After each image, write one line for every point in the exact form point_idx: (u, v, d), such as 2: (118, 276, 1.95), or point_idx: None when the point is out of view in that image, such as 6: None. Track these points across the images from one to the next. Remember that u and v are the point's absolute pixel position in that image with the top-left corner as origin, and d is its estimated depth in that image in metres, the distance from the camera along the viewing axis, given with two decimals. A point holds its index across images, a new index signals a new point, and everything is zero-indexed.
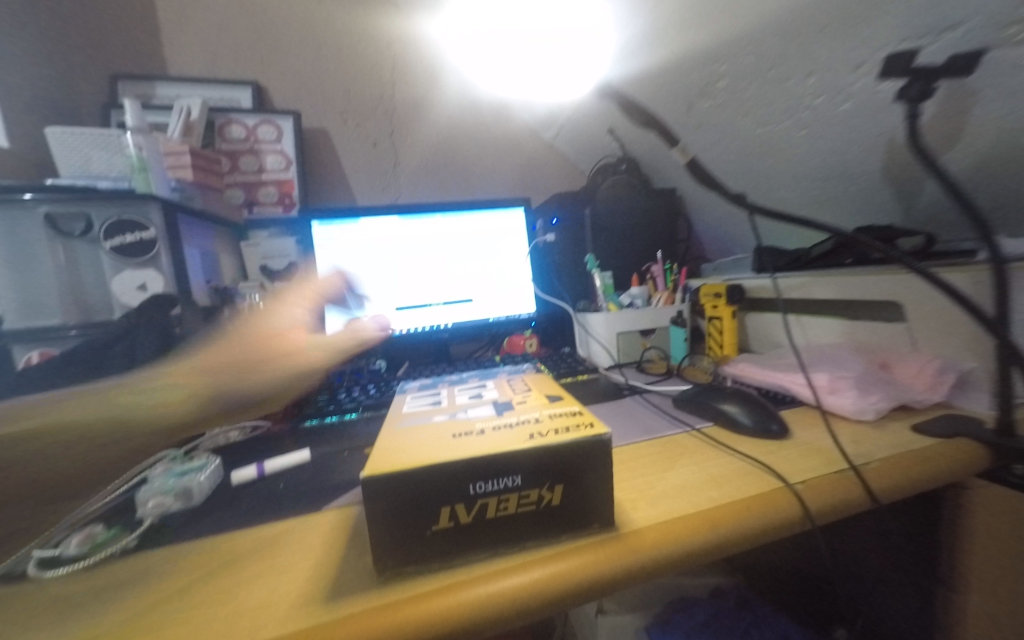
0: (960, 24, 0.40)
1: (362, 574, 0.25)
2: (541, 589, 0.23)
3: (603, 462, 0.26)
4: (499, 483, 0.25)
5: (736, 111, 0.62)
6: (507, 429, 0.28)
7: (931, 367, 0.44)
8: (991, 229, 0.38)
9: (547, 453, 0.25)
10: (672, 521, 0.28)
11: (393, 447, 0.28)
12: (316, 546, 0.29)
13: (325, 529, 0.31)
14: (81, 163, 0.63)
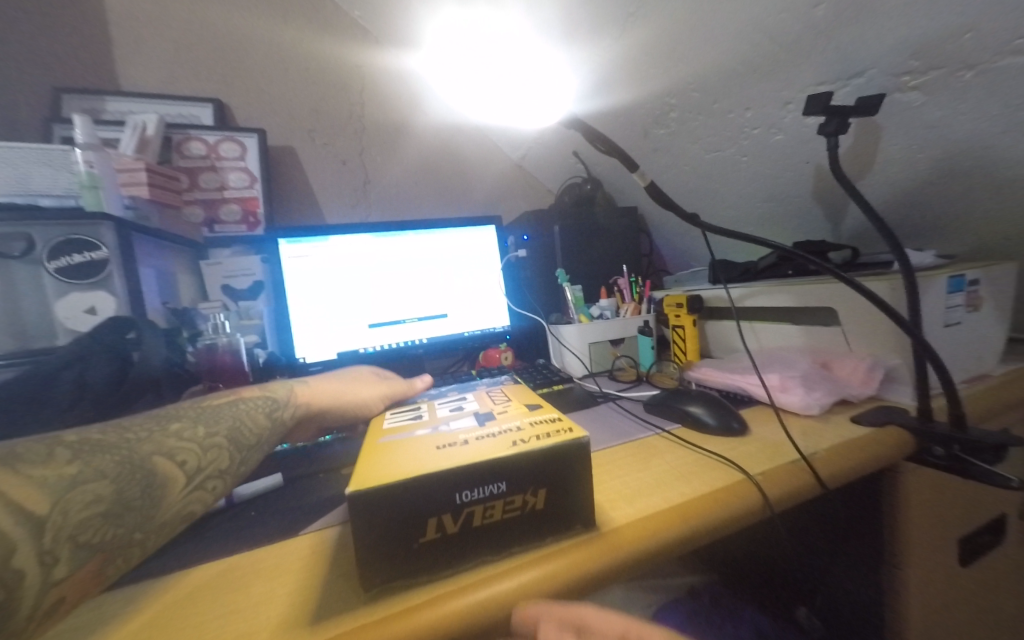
0: (864, 71, 0.47)
1: (345, 596, 0.25)
2: (529, 591, 0.24)
3: (583, 465, 0.28)
4: (485, 491, 0.26)
5: (687, 139, 0.68)
6: (491, 438, 0.29)
7: (863, 365, 0.49)
8: (901, 244, 0.44)
9: (532, 457, 0.26)
10: (648, 517, 0.29)
11: (376, 461, 0.27)
12: (294, 570, 0.28)
13: (302, 553, 0.30)
14: (19, 180, 0.58)
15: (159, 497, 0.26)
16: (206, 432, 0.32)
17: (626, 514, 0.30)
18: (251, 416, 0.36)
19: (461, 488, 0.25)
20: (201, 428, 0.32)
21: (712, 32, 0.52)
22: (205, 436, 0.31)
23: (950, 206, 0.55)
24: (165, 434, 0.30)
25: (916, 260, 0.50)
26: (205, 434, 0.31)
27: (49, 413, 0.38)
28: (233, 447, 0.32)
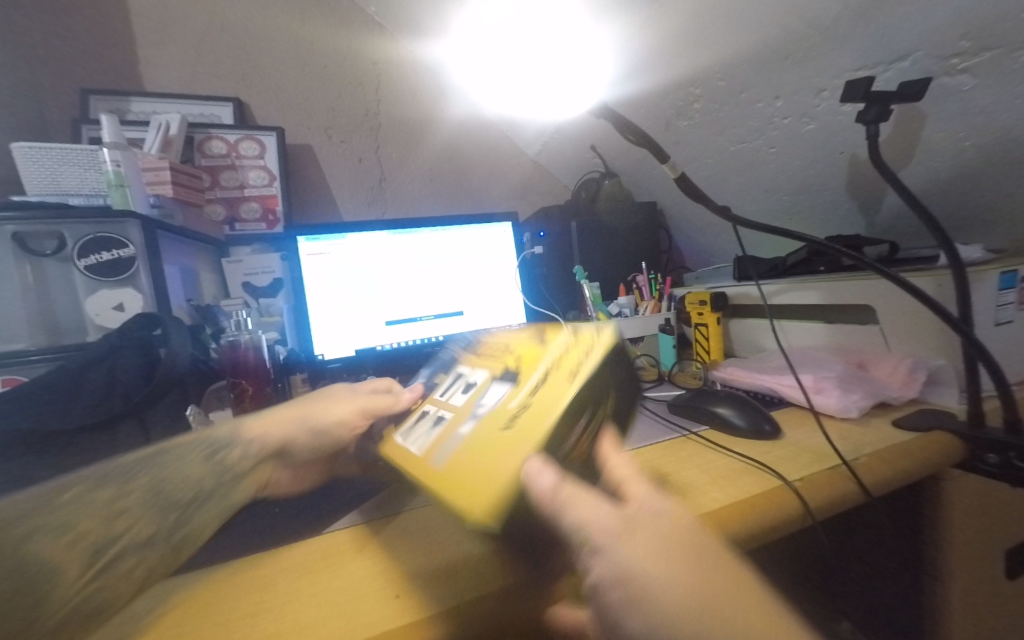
0: (908, 55, 0.44)
1: (386, 596, 0.23)
2: None
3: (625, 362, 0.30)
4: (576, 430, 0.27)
5: (711, 130, 0.66)
6: (542, 389, 0.29)
7: (903, 366, 0.47)
8: (951, 238, 0.41)
9: (597, 374, 0.28)
10: None
11: (454, 485, 0.26)
12: (306, 567, 0.27)
13: (317, 550, 0.29)
14: (49, 180, 0.60)
15: (49, 585, 0.20)
16: (116, 493, 0.27)
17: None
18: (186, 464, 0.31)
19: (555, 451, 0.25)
20: (117, 489, 0.27)
21: (742, 17, 0.50)
22: (114, 500, 0.26)
23: (999, 197, 0.51)
24: (54, 512, 0.24)
25: (962, 254, 0.47)
26: (112, 497, 0.26)
27: (79, 409, 0.38)
28: (154, 508, 0.27)
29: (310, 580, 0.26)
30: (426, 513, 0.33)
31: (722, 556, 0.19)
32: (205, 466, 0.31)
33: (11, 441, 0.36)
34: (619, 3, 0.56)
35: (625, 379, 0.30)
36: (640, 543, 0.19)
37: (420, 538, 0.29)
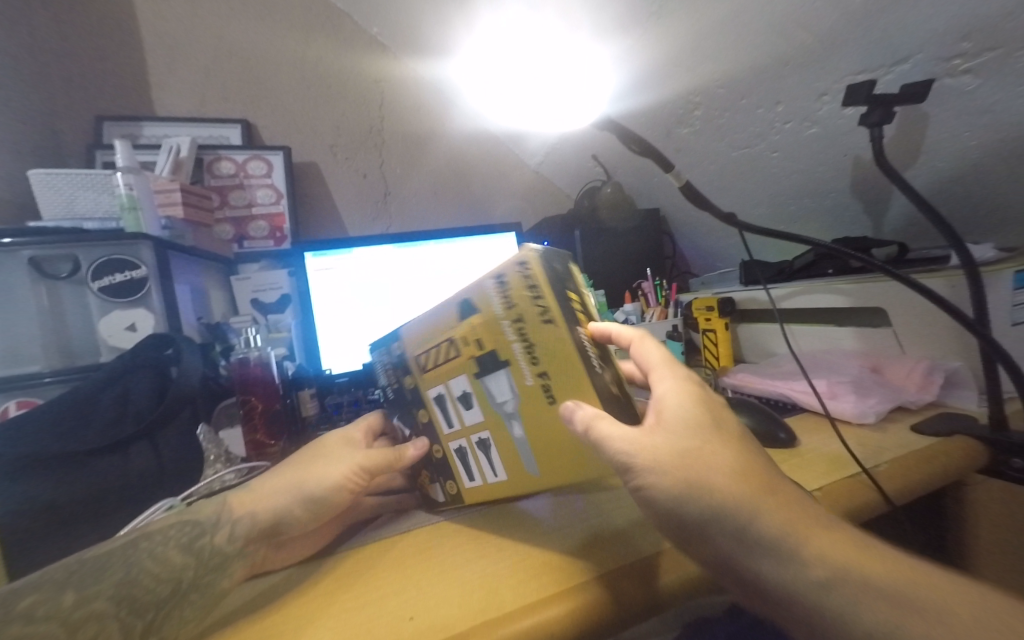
0: (908, 58, 0.44)
1: (399, 619, 0.22)
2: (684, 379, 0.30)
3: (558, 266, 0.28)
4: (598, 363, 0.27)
5: (713, 137, 0.66)
6: (526, 346, 0.27)
7: (919, 369, 0.46)
8: (962, 238, 0.41)
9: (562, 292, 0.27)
10: None
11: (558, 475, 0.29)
12: (297, 593, 0.26)
13: (309, 578, 0.28)
14: (65, 205, 0.61)
15: None
16: (79, 600, 0.22)
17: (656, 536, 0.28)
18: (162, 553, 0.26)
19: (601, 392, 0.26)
20: (63, 593, 0.22)
21: (740, 26, 0.50)
22: (74, 610, 0.21)
23: (1009, 195, 0.51)
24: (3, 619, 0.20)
25: (975, 254, 0.47)
26: (73, 604, 0.21)
27: (93, 430, 0.39)
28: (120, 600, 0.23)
29: (300, 608, 0.25)
30: (435, 536, 0.32)
31: (727, 434, 0.25)
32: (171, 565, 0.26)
33: (28, 464, 0.36)
34: (616, 17, 0.57)
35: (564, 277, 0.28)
36: (673, 445, 0.23)
37: (423, 564, 0.28)
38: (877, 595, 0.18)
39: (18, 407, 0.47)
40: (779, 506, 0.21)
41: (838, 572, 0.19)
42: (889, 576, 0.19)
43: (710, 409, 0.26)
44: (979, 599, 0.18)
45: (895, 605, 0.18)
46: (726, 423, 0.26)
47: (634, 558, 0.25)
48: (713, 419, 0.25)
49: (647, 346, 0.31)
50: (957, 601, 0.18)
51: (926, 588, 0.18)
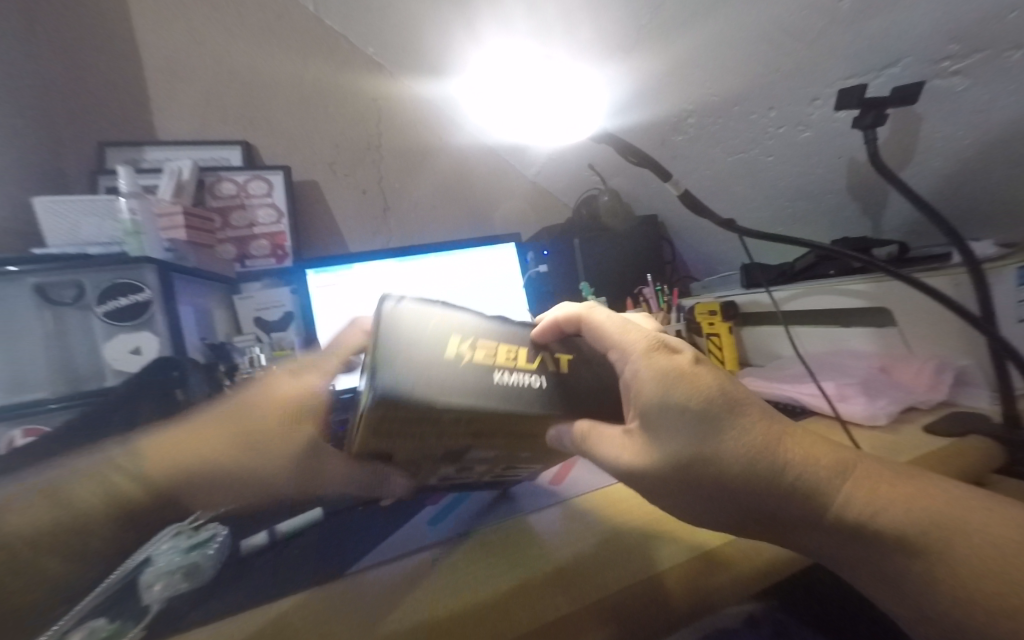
0: (898, 61, 0.45)
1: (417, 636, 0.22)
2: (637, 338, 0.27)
3: (398, 355, 0.21)
4: (535, 381, 0.26)
5: (708, 143, 0.66)
6: (468, 440, 0.24)
7: (928, 368, 0.46)
8: (961, 236, 0.41)
9: (447, 384, 0.21)
10: (730, 546, 0.28)
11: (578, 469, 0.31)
12: (303, 618, 0.25)
13: (310, 600, 0.27)
14: (69, 231, 0.62)
15: None
16: None
17: (670, 553, 0.27)
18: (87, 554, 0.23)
19: (566, 401, 0.26)
20: None
21: (730, 36, 0.51)
22: None
23: (1007, 191, 0.51)
24: None
25: (976, 252, 0.47)
26: None
27: None
28: None
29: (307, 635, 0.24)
30: (443, 555, 0.31)
31: (716, 413, 0.23)
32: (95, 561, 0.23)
33: None
34: (608, 31, 0.58)
35: (408, 356, 0.21)
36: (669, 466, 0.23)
37: (437, 587, 0.27)
38: (902, 532, 0.21)
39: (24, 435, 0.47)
40: (798, 477, 0.22)
41: (867, 521, 0.21)
42: (905, 506, 0.22)
43: (695, 385, 0.24)
44: (971, 508, 0.22)
45: (917, 536, 0.21)
46: (714, 395, 0.24)
47: (652, 573, 0.25)
48: (709, 414, 0.23)
49: (596, 316, 0.29)
50: (956, 511, 0.22)
51: (934, 506, 0.22)
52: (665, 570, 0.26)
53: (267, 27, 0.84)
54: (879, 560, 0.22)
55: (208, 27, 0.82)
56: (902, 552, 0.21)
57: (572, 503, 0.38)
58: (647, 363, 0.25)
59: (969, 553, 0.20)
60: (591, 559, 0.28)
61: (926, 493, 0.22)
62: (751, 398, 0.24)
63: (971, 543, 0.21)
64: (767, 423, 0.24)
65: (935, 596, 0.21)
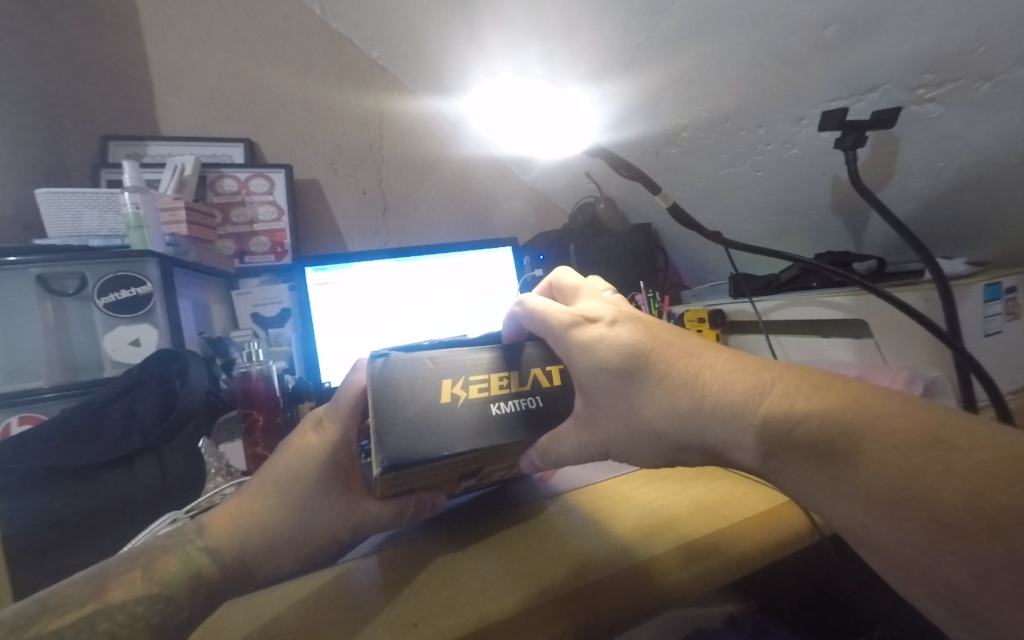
0: (877, 86, 0.47)
1: (404, 624, 0.24)
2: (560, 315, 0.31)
3: (401, 418, 0.26)
4: (531, 401, 0.31)
5: (700, 157, 0.68)
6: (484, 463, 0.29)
7: (901, 378, 0.48)
8: (932, 255, 0.43)
9: (446, 431, 0.26)
10: (705, 538, 0.30)
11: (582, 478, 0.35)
12: (307, 603, 0.27)
13: (313, 588, 0.29)
14: (70, 222, 0.63)
15: None
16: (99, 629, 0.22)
17: (653, 544, 0.30)
18: (122, 586, 0.25)
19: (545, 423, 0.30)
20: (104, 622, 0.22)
21: (720, 57, 0.53)
22: None
23: (978, 212, 0.54)
24: None
25: (946, 269, 0.49)
26: None
27: (101, 445, 0.39)
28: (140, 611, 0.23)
29: (308, 620, 0.25)
30: (436, 546, 0.33)
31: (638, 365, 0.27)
32: (121, 593, 0.24)
33: (36, 480, 0.37)
34: (605, 47, 0.60)
35: (400, 418, 0.26)
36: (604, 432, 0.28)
37: (437, 570, 0.30)
38: (816, 435, 0.20)
39: (21, 423, 0.47)
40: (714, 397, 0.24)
41: (784, 428, 0.21)
42: (825, 407, 0.21)
43: (612, 347, 0.28)
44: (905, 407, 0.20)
45: (832, 434, 0.20)
46: (633, 347, 0.27)
47: (641, 559, 0.28)
48: (621, 366, 0.27)
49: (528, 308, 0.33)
50: (882, 410, 0.20)
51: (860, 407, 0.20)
52: (655, 558, 0.28)
53: (273, 28, 0.86)
54: (803, 467, 0.21)
55: (214, 26, 0.83)
56: (821, 456, 0.20)
57: (560, 499, 0.39)
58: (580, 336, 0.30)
59: (893, 446, 0.19)
60: (586, 548, 0.30)
61: (857, 397, 0.21)
62: (675, 342, 0.27)
63: (888, 436, 0.19)
64: (696, 362, 0.26)
65: (856, 498, 0.19)
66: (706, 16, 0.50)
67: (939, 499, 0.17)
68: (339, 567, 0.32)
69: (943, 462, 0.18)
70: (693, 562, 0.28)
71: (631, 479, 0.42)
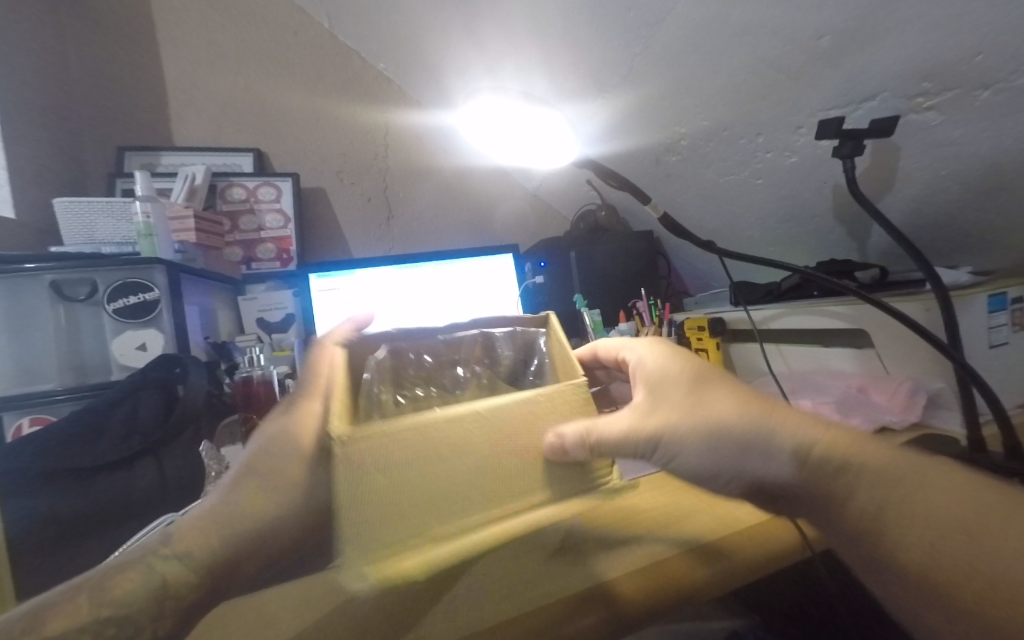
0: (875, 96, 0.47)
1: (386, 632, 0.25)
2: (696, 398, 0.30)
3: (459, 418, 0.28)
4: (475, 374, 0.37)
5: (699, 165, 0.68)
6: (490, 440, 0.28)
7: (903, 389, 0.48)
8: (933, 266, 0.43)
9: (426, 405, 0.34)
10: (691, 553, 0.30)
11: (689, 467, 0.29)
12: (321, 603, 0.28)
13: (307, 590, 0.30)
14: (85, 230, 0.65)
15: None
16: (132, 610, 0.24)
17: (657, 550, 0.31)
18: None
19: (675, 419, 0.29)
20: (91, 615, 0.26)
21: (716, 68, 0.53)
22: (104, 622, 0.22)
23: (977, 218, 0.54)
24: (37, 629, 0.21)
25: (949, 278, 0.49)
26: None
27: (104, 447, 0.40)
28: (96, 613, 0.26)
29: (303, 621, 0.27)
30: None
31: (755, 460, 0.27)
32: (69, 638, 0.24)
33: (40, 481, 0.38)
34: (600, 59, 0.60)
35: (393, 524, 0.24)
36: (665, 408, 0.30)
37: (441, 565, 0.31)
38: (935, 564, 0.20)
39: (31, 424, 0.49)
40: (896, 545, 0.22)
41: (946, 551, 0.20)
42: (888, 507, 0.22)
43: (689, 418, 0.29)
44: (966, 490, 0.22)
45: (900, 558, 0.21)
46: (765, 428, 0.27)
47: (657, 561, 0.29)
48: (728, 396, 0.29)
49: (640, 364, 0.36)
50: (922, 497, 0.22)
51: (910, 495, 0.22)
52: (644, 566, 0.29)
53: (283, 41, 0.88)
54: (875, 575, 0.23)
55: (225, 41, 0.86)
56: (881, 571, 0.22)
57: None
58: (673, 417, 0.29)
59: (927, 566, 0.21)
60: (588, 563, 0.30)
61: (927, 477, 0.23)
62: (776, 414, 0.28)
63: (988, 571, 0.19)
64: (797, 431, 0.27)
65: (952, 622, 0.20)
66: (700, 29, 0.50)
67: (986, 611, 0.19)
68: (331, 572, 0.32)
69: (968, 582, 0.19)
70: (681, 573, 0.28)
71: (629, 487, 0.43)
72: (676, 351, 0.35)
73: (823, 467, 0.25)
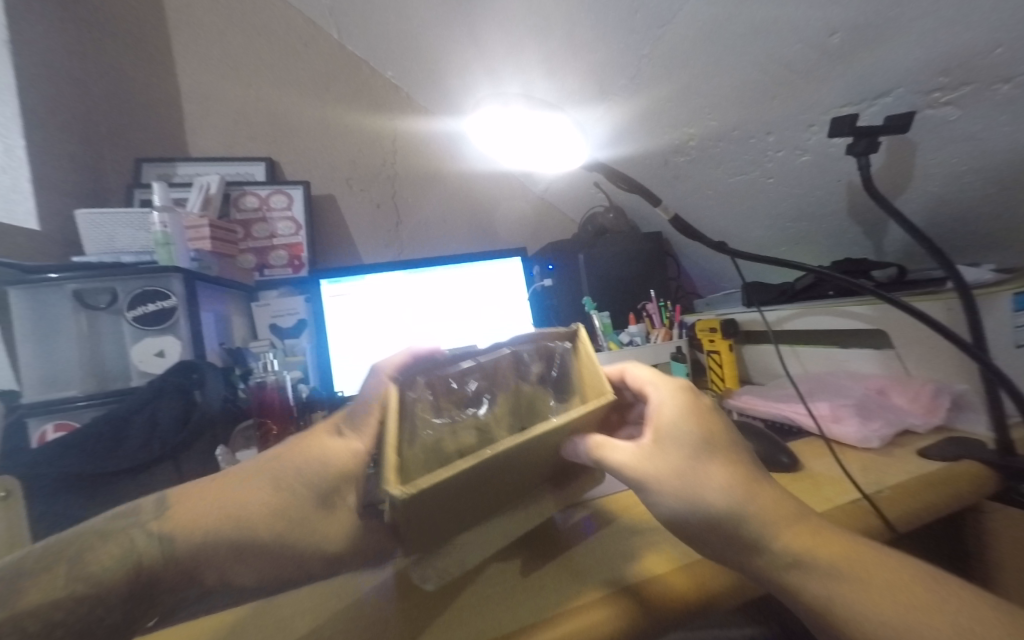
0: (889, 92, 0.46)
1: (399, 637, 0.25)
2: (705, 454, 0.29)
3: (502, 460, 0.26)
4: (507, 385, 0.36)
5: (709, 166, 0.68)
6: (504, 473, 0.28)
7: (924, 391, 0.47)
8: (955, 264, 0.42)
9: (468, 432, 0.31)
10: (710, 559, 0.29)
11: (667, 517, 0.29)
12: (337, 608, 0.29)
13: (322, 595, 0.30)
14: (106, 240, 0.67)
15: None
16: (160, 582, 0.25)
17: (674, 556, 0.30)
18: None
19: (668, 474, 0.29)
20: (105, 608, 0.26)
21: (725, 68, 0.53)
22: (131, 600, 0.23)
23: (998, 214, 0.52)
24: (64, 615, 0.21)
25: (971, 277, 0.47)
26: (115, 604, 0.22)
27: (125, 453, 0.41)
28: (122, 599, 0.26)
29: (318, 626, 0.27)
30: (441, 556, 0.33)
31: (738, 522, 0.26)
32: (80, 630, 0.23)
33: (63, 485, 0.39)
34: (607, 62, 0.60)
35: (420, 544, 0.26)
36: (666, 460, 0.29)
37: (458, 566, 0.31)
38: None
39: (55, 430, 0.50)
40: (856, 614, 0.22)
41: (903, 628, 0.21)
42: (852, 577, 0.23)
43: (684, 473, 0.28)
44: (933, 585, 0.23)
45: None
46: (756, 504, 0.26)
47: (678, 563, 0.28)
48: (730, 465, 0.28)
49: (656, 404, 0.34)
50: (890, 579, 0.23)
51: (880, 572, 0.23)
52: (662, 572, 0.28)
53: (293, 52, 0.90)
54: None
55: (237, 54, 0.88)
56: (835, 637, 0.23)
57: (568, 514, 0.40)
58: (668, 472, 0.29)
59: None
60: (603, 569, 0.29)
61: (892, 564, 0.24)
62: (756, 495, 0.27)
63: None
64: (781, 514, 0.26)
65: None
66: (708, 29, 0.49)
67: None
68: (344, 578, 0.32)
69: None
70: (702, 579, 0.27)
71: None
72: (693, 403, 0.34)
73: (798, 532, 0.25)
